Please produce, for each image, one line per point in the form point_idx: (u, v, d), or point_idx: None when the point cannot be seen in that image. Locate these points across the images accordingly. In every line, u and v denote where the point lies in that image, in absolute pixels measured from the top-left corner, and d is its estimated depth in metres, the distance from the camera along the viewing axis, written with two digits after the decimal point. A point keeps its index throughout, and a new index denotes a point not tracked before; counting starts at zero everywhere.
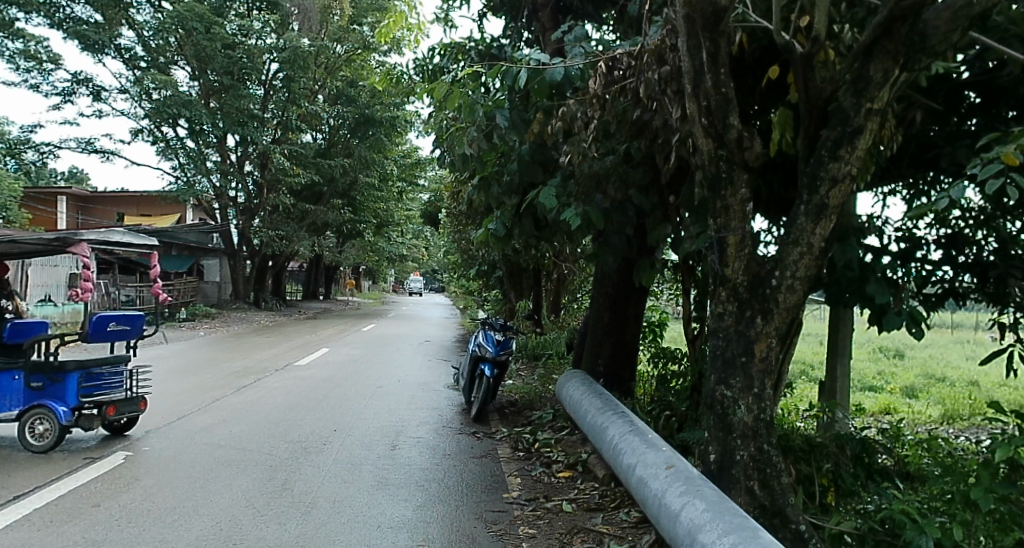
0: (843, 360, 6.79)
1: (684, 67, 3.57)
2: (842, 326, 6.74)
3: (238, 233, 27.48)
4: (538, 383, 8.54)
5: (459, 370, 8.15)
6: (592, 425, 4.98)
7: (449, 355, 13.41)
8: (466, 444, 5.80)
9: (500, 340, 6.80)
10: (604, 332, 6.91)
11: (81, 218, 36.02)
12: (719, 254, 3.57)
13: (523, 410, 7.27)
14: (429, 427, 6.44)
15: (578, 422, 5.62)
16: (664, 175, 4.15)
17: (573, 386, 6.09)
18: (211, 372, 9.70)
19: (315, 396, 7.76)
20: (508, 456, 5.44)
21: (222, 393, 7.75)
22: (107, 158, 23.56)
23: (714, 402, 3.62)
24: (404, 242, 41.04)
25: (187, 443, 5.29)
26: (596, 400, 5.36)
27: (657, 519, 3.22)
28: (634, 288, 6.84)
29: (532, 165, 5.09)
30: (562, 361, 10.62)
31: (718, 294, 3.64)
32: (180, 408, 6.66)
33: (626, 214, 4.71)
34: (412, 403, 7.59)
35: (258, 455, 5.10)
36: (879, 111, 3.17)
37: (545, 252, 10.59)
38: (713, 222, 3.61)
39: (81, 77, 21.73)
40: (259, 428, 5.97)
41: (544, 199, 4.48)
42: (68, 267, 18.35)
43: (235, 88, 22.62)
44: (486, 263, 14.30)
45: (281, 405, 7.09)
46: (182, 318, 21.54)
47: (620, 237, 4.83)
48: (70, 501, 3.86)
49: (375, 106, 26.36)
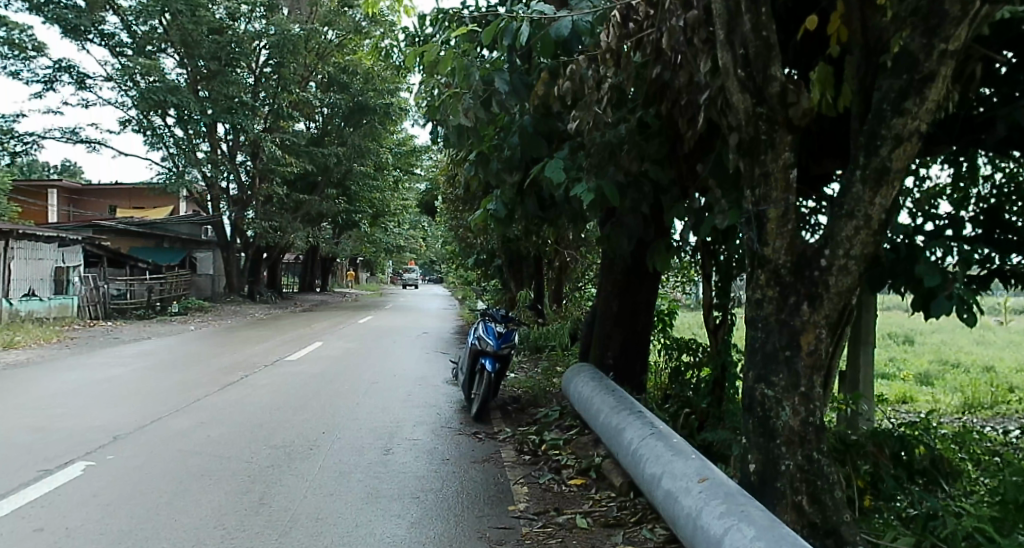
0: (868, 347, 6.29)
1: (716, 10, 3.04)
2: (866, 311, 6.20)
3: (230, 225, 26.86)
4: (542, 377, 8.07)
5: (457, 364, 7.65)
6: (606, 426, 4.55)
7: (447, 347, 12.91)
8: (466, 447, 5.31)
9: (501, 332, 6.28)
10: (614, 322, 6.42)
11: (72, 211, 35.51)
12: (758, 232, 3.07)
13: (527, 407, 6.78)
14: (426, 427, 5.95)
15: (590, 421, 5.13)
16: (687, 143, 3.62)
17: (582, 383, 5.62)
18: (196, 368, 9.21)
19: (305, 395, 7.28)
20: (513, 460, 4.93)
21: (204, 391, 7.25)
22: (92, 148, 22.89)
23: (753, 403, 3.13)
24: (402, 232, 40.59)
25: (158, 451, 4.79)
26: (609, 397, 4.91)
27: (692, 544, 2.74)
28: (647, 274, 6.31)
29: (535, 139, 4.54)
30: (565, 353, 10.17)
31: (751, 274, 3.18)
32: (155, 409, 6.16)
33: (642, 187, 4.21)
34: (409, 401, 7.11)
35: (237, 463, 4.61)
36: (955, 54, 2.60)
37: (547, 238, 10.10)
38: (749, 190, 3.09)
39: (63, 65, 21.07)
40: (243, 431, 5.49)
41: (551, 172, 3.97)
42: (54, 260, 17.83)
43: (223, 74, 21.86)
44: (485, 251, 13.85)
45: (267, 405, 6.61)
46: (174, 313, 20.93)
47: (635, 217, 4.36)
48: (8, 524, 3.33)
49: (369, 93, 25.66)
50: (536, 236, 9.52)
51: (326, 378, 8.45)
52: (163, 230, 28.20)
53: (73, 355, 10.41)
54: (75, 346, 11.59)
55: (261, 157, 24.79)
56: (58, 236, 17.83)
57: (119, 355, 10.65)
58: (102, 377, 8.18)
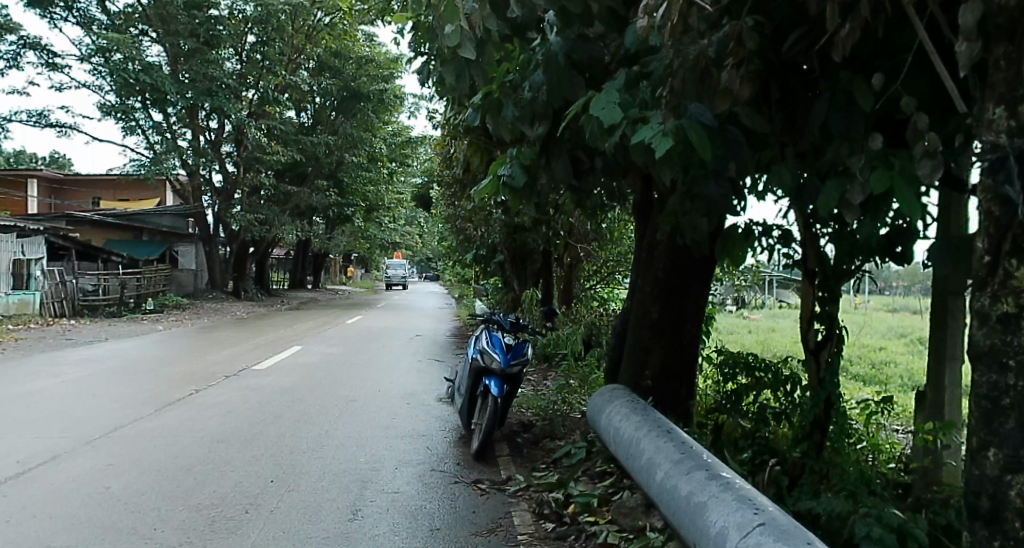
0: (954, 366, 4.38)
1: None
2: (954, 305, 4.37)
3: (213, 218, 25.31)
4: (556, 395, 6.69)
5: (454, 380, 6.25)
6: (666, 490, 3.11)
7: (441, 354, 11.54)
8: (464, 507, 3.86)
9: (511, 345, 4.86)
10: (653, 334, 5.04)
11: (54, 202, 34.05)
12: (1019, 188, 1.37)
13: (543, 439, 5.36)
14: (409, 473, 4.48)
15: (635, 474, 3.71)
16: (843, 46, 2.12)
17: (619, 417, 4.22)
18: (144, 379, 7.81)
19: (263, 419, 5.86)
20: (531, 531, 3.50)
21: (137, 414, 5.85)
22: (63, 133, 21.30)
23: (999, 518, 1.44)
24: (396, 227, 39.13)
25: (19, 520, 3.37)
26: (666, 444, 3.47)
27: None
28: (700, 271, 4.92)
29: (565, 74, 3.09)
30: (577, 362, 8.83)
31: (973, 257, 1.55)
32: (56, 443, 4.75)
33: (734, 139, 2.76)
34: (394, 429, 5.69)
35: (126, 543, 3.15)
36: None
37: (558, 228, 8.80)
38: (1003, 102, 1.42)
39: (30, 41, 19.54)
40: (158, 480, 4.04)
41: (602, 110, 2.56)
42: (12, 251, 16.46)
43: (201, 53, 20.37)
44: (485, 245, 12.58)
45: (208, 435, 5.19)
46: (148, 310, 19.44)
47: (717, 185, 2.94)
48: None
49: (363, 78, 24.89)
50: (547, 222, 8.25)
51: (294, 395, 7.02)
52: (144, 222, 26.70)
53: (4, 361, 8.92)
54: (16, 350, 10.12)
55: (246, 144, 23.36)
56: (14, 225, 16.41)
57: (62, 360, 9.22)
58: (22, 392, 6.78)
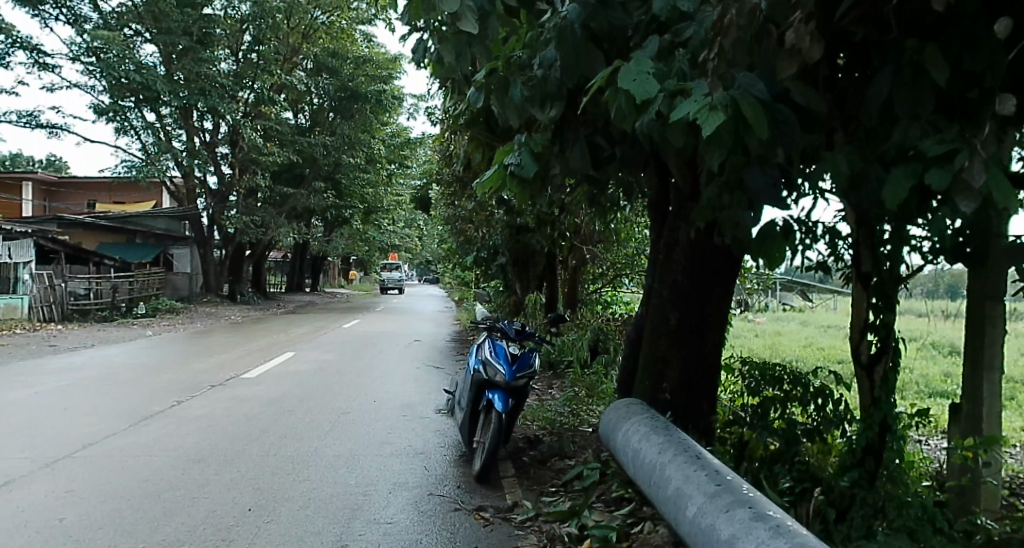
0: (993, 378, 3.93)
1: None
2: (996, 311, 3.91)
3: (209, 220, 24.85)
4: (563, 406, 6.25)
5: (455, 391, 5.80)
6: (701, 531, 2.64)
7: (440, 360, 11.10)
8: (465, 541, 3.40)
9: (516, 355, 4.42)
10: (672, 341, 4.59)
11: (49, 204, 33.53)
12: None
13: (551, 457, 4.92)
14: (404, 499, 4.03)
15: (659, 506, 3.25)
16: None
17: (638, 438, 3.76)
18: (124, 389, 7.34)
19: (246, 435, 5.40)
20: None
21: (111, 429, 5.39)
22: (54, 133, 20.82)
23: None
24: (394, 230, 38.61)
25: None
26: (697, 474, 2.99)
27: None
28: (724, 273, 4.47)
29: (584, 46, 2.64)
30: (583, 370, 8.39)
31: None
32: (14, 465, 4.30)
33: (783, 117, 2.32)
34: (388, 446, 5.24)
35: None
36: None
37: (563, 229, 8.37)
38: None
39: (19, 40, 19.07)
40: (121, 510, 3.60)
41: (633, 80, 2.12)
42: None
43: (194, 51, 19.94)
44: (487, 247, 12.14)
45: (185, 453, 4.74)
46: (140, 315, 18.92)
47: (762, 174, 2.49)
48: None
49: (360, 78, 24.32)
50: (552, 222, 7.83)
51: (283, 407, 6.55)
52: (139, 224, 26.20)
53: None
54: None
55: (241, 144, 22.93)
56: None
57: (42, 369, 8.76)
58: None
